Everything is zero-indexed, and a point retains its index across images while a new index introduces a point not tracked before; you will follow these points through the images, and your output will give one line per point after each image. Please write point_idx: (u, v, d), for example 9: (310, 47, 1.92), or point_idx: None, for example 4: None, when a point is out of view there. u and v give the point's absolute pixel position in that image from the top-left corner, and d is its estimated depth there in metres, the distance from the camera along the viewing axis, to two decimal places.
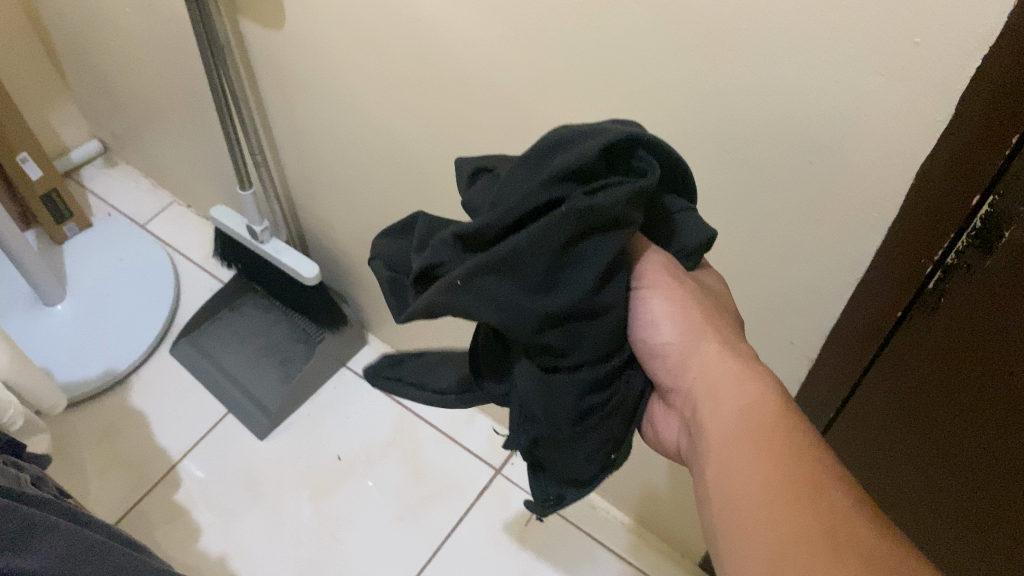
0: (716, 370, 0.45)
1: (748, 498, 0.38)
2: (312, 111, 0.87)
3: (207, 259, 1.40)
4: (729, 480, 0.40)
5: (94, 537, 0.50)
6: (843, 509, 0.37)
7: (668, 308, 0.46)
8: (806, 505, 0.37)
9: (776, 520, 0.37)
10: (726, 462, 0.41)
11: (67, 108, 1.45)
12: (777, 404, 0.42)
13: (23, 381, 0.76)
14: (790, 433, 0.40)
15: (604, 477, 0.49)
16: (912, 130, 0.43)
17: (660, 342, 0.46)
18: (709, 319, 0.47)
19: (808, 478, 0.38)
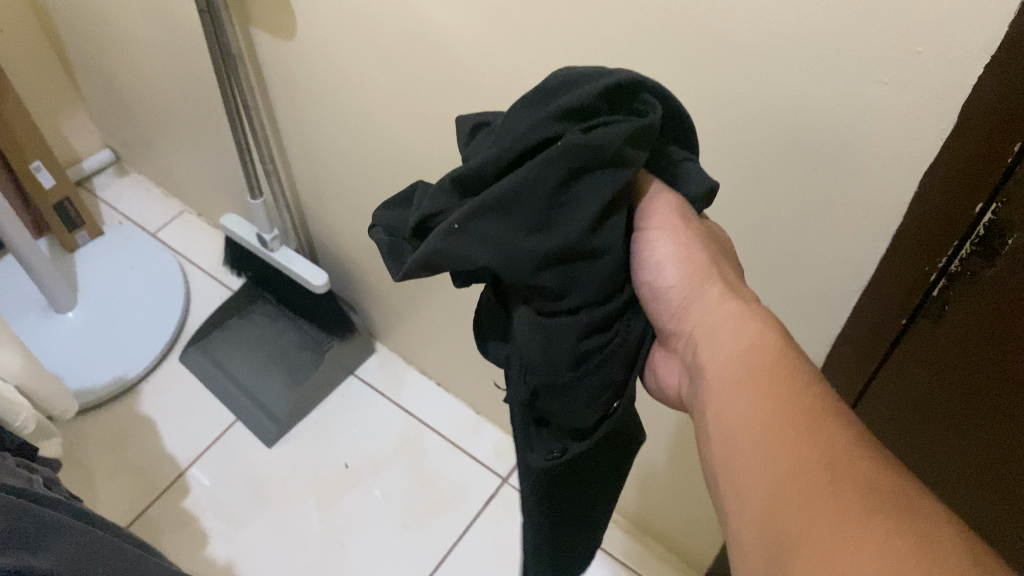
0: (715, 313, 0.43)
1: (748, 443, 0.38)
2: (322, 119, 0.88)
3: (217, 267, 1.41)
4: (729, 427, 0.39)
5: (102, 541, 0.50)
6: (842, 446, 0.36)
7: (672, 249, 0.44)
8: (804, 445, 0.36)
9: (776, 464, 0.36)
10: (729, 409, 0.40)
11: (80, 117, 1.46)
12: (777, 346, 0.41)
13: (36, 386, 0.77)
14: (789, 372, 0.39)
15: (607, 427, 0.46)
16: (915, 137, 0.44)
17: (662, 285, 0.44)
18: (708, 263, 0.45)
19: (809, 419, 0.37)
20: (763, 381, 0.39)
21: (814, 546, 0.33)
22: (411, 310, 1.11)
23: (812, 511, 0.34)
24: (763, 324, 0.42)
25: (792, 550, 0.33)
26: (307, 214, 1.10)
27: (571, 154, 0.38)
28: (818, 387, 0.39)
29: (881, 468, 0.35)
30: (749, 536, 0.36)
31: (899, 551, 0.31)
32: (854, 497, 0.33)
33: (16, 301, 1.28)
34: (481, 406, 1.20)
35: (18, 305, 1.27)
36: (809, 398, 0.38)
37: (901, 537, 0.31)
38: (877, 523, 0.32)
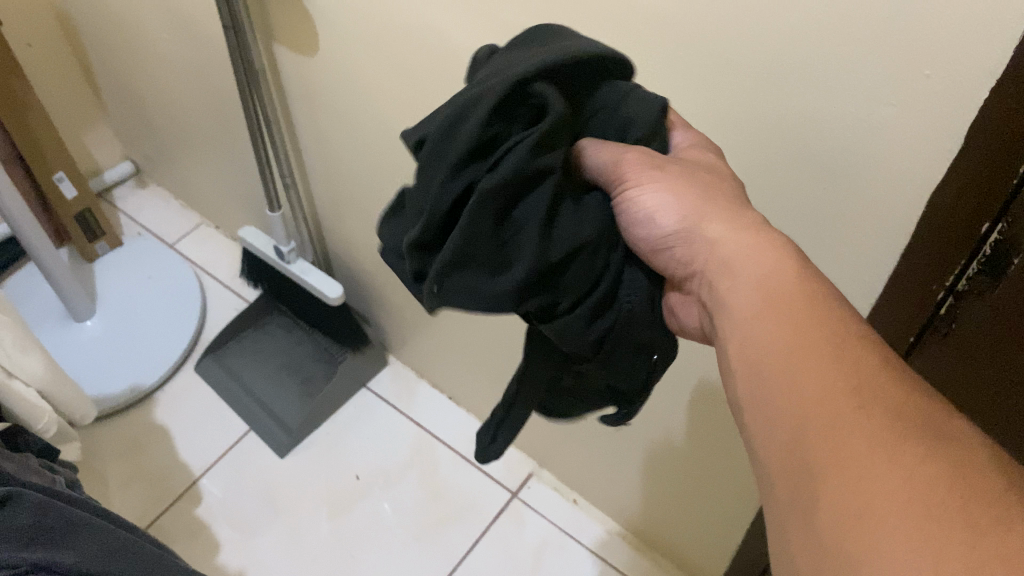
0: (723, 251, 0.42)
1: (771, 371, 0.37)
2: (341, 133, 0.90)
3: (234, 279, 1.43)
4: (748, 358, 0.38)
5: (125, 539, 0.52)
6: (866, 369, 0.35)
7: (664, 197, 0.43)
8: (830, 369, 0.35)
9: (801, 389, 0.35)
10: (746, 354, 0.39)
11: (102, 129, 1.49)
12: (784, 279, 0.39)
13: (59, 391, 0.79)
14: (805, 301, 0.38)
15: (655, 376, 0.50)
16: (923, 159, 0.45)
17: (659, 233, 0.43)
18: (704, 192, 0.44)
19: (824, 346, 0.36)
20: (780, 314, 0.38)
21: (843, 471, 0.32)
22: (425, 323, 1.12)
23: (840, 434, 0.33)
24: (766, 258, 0.41)
25: (820, 473, 0.33)
26: (323, 227, 1.12)
27: (496, 194, 0.39)
28: (826, 312, 0.38)
29: (908, 394, 0.34)
30: (775, 465, 0.35)
31: (931, 479, 0.31)
32: (883, 421, 0.33)
33: (35, 308, 1.30)
34: None
35: (37, 312, 1.29)
36: (827, 324, 0.37)
37: (931, 463, 0.31)
38: (909, 448, 0.32)
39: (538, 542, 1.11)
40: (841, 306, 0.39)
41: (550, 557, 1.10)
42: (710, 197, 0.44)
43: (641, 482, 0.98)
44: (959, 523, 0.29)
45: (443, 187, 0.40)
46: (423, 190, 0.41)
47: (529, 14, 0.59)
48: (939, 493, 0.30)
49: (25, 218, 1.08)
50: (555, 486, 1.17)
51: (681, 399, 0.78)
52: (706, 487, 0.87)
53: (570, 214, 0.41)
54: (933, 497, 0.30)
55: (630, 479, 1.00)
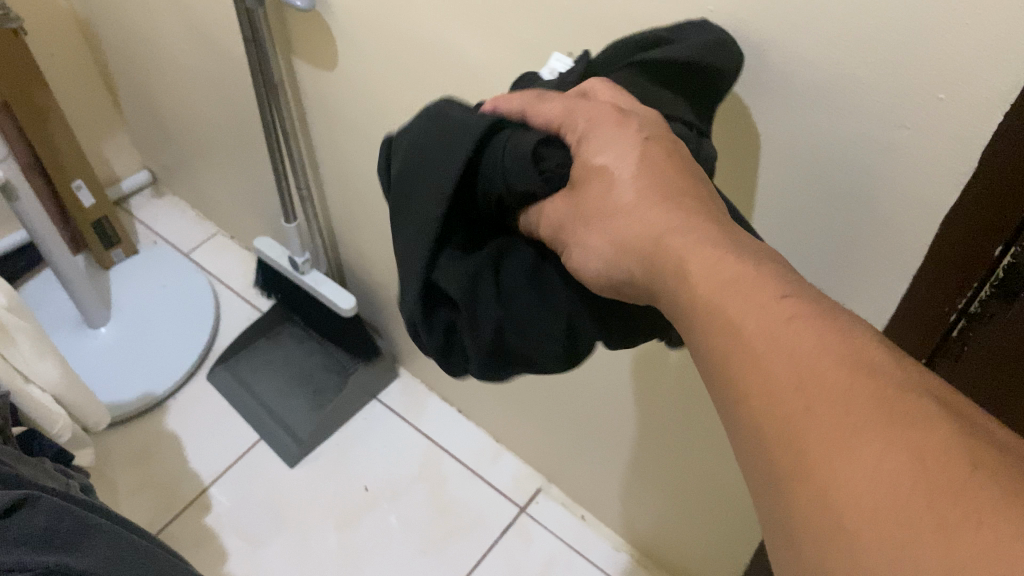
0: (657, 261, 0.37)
1: (722, 388, 0.32)
2: (356, 145, 0.90)
3: (247, 289, 1.44)
4: (707, 354, 0.33)
5: (137, 544, 0.52)
6: (801, 363, 0.29)
7: (591, 239, 0.39)
8: (784, 364, 0.29)
9: (752, 404, 0.30)
10: (702, 362, 0.33)
11: (121, 139, 1.51)
12: (704, 295, 0.33)
13: (72, 397, 0.80)
14: (732, 308, 0.32)
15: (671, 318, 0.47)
16: (937, 182, 0.45)
17: (604, 263, 0.39)
18: (616, 205, 0.38)
19: (754, 368, 0.30)
20: (714, 333, 0.32)
21: (809, 482, 0.27)
22: None
23: (805, 433, 0.28)
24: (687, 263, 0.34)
25: (789, 485, 0.28)
26: (337, 238, 1.13)
27: (486, 365, 0.45)
28: (755, 311, 0.31)
29: (861, 368, 0.28)
30: (747, 453, 0.31)
31: (897, 477, 0.25)
32: (835, 417, 0.27)
33: (51, 315, 1.31)
34: (501, 434, 1.20)
35: (53, 318, 1.30)
36: (765, 313, 0.31)
37: (892, 456, 0.26)
38: (866, 439, 0.26)
39: (546, 557, 1.11)
40: (771, 280, 0.32)
41: (557, 572, 1.10)
42: (614, 205, 0.38)
43: (648, 498, 0.98)
44: (934, 525, 0.24)
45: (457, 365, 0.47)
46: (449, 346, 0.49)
47: (546, 31, 0.60)
48: (911, 492, 0.25)
49: (43, 225, 1.09)
50: (562, 500, 1.17)
51: (691, 416, 0.78)
52: (714, 505, 0.86)
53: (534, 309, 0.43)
54: (904, 500, 0.25)
55: (638, 496, 1.00)
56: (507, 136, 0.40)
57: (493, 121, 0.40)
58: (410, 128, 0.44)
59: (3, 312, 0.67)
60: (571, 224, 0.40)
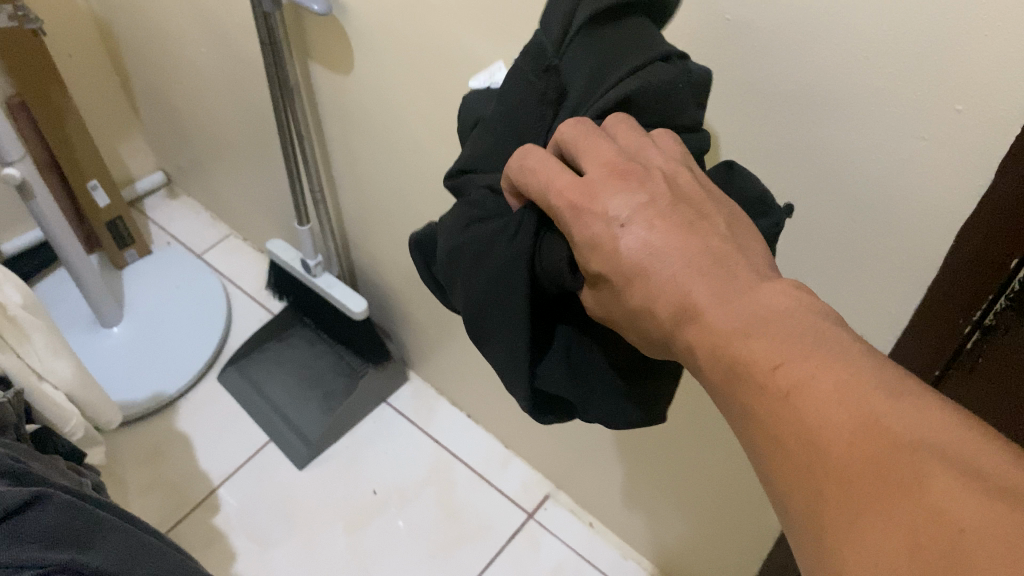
0: (689, 349, 0.35)
1: (757, 462, 0.33)
2: (371, 150, 0.91)
3: (260, 291, 1.44)
4: (739, 425, 0.33)
5: (151, 544, 0.53)
6: (802, 443, 0.30)
7: (627, 319, 0.38)
8: (796, 445, 0.30)
9: (779, 484, 0.31)
10: (744, 439, 0.33)
11: (137, 140, 1.52)
12: (716, 373, 0.34)
13: (85, 396, 0.80)
14: (741, 392, 0.33)
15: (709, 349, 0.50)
16: (955, 195, 0.45)
17: (643, 332, 0.38)
18: (630, 274, 0.36)
19: (771, 449, 0.31)
20: (737, 404, 0.33)
21: (829, 562, 0.28)
22: (447, 340, 1.12)
23: (826, 508, 0.28)
24: (696, 334, 0.35)
25: (818, 562, 0.29)
26: (350, 241, 1.13)
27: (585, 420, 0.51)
28: (757, 392, 0.32)
29: (859, 435, 0.28)
30: (781, 511, 0.31)
31: (894, 555, 0.26)
32: (842, 495, 0.28)
33: (64, 314, 1.32)
34: (510, 440, 1.20)
35: (66, 318, 1.31)
36: (767, 388, 0.31)
37: (889, 533, 0.26)
38: (868, 516, 0.27)
39: (553, 565, 1.11)
40: (775, 337, 0.32)
41: None
42: (625, 297, 0.38)
43: (658, 508, 0.98)
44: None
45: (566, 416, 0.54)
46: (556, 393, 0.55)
47: None
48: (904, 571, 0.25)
49: (59, 224, 1.10)
50: (571, 507, 1.17)
51: (702, 425, 0.77)
52: (727, 517, 0.86)
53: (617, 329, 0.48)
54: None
55: (649, 505, 0.99)
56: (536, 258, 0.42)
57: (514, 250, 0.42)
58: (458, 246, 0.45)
59: (19, 309, 0.68)
60: (609, 308, 0.39)
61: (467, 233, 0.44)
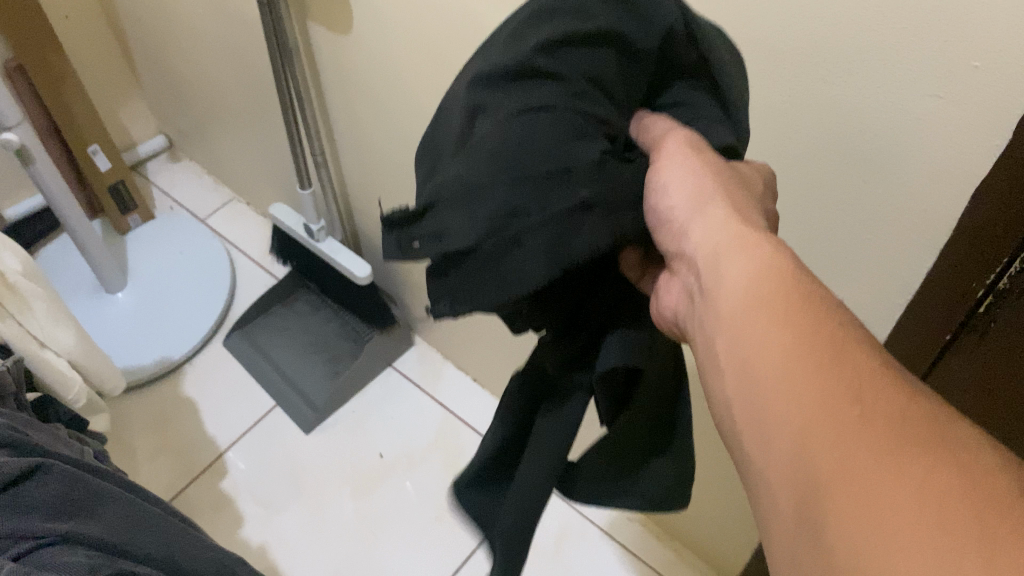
0: (771, 259, 0.34)
1: (747, 407, 0.32)
2: (372, 113, 0.89)
3: (264, 256, 1.43)
4: (771, 341, 0.32)
5: (152, 513, 0.52)
6: (863, 391, 0.29)
7: (707, 207, 0.37)
8: (846, 387, 0.30)
9: (782, 425, 0.30)
10: (766, 347, 0.32)
11: (137, 104, 1.50)
12: (746, 307, 0.33)
13: (88, 364, 0.80)
14: (790, 307, 0.32)
15: (521, 281, 0.37)
16: (971, 156, 0.44)
17: (693, 219, 0.37)
18: (753, 214, 0.38)
19: (812, 379, 0.30)
20: (768, 339, 0.32)
21: (841, 510, 0.27)
22: None
23: (860, 452, 0.28)
24: (770, 275, 0.34)
25: (820, 506, 0.28)
26: (353, 205, 1.12)
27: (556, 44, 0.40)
28: (841, 333, 0.32)
29: (908, 407, 0.29)
30: (774, 458, 0.30)
31: (937, 509, 0.26)
32: (881, 439, 0.28)
33: (68, 280, 1.32)
34: None
35: (70, 284, 1.31)
36: (832, 337, 0.31)
37: (933, 493, 0.26)
38: (902, 473, 0.27)
39: (558, 531, 1.11)
40: (840, 312, 0.33)
41: (569, 543, 1.09)
42: (735, 208, 0.38)
43: None
44: (963, 546, 0.25)
45: (524, 33, 0.41)
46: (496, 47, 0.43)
47: None
48: (946, 527, 0.25)
49: (60, 190, 1.09)
50: None
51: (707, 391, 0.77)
52: (732, 485, 0.85)
53: (559, 148, 0.37)
54: (943, 509, 0.26)
55: None
56: (724, 118, 0.42)
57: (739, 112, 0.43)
58: None
59: (18, 277, 0.68)
60: (697, 185, 0.38)
61: None
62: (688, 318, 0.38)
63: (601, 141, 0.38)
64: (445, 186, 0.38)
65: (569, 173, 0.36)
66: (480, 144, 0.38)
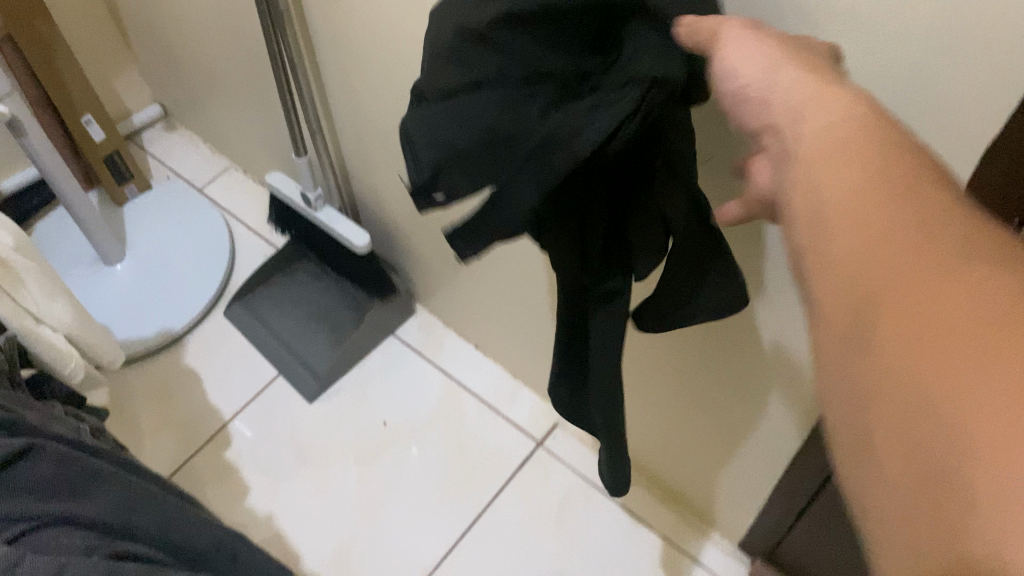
0: (839, 124, 0.35)
1: (822, 264, 0.33)
2: (366, 78, 0.87)
3: (263, 225, 1.42)
4: (844, 205, 0.33)
5: (151, 491, 0.52)
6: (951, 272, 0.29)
7: (782, 81, 0.38)
8: (931, 265, 0.30)
9: (861, 282, 0.31)
10: (840, 218, 0.33)
11: (131, 73, 1.48)
12: (825, 182, 0.34)
13: (85, 338, 0.79)
14: (870, 163, 0.34)
15: (509, 220, 0.48)
16: (986, 108, 0.41)
17: (762, 97, 0.39)
18: (831, 77, 0.38)
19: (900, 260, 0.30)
20: (849, 214, 0.33)
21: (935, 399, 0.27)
22: (452, 273, 1.10)
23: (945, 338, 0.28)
24: (845, 146, 0.35)
25: (877, 314, 0.30)
26: (350, 173, 1.10)
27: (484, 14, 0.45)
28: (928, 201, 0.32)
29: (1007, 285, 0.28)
30: (863, 348, 0.31)
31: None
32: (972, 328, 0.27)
33: (66, 253, 1.31)
34: (519, 370, 1.19)
35: (67, 257, 1.30)
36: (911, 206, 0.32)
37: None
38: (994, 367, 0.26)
39: (563, 495, 1.10)
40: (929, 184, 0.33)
41: (574, 508, 1.09)
42: (813, 76, 0.38)
43: (669, 439, 0.96)
44: None
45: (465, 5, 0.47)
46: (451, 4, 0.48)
47: None
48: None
49: (54, 162, 1.08)
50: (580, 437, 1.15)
51: (710, 357, 0.76)
52: (737, 450, 0.85)
53: (502, 118, 0.46)
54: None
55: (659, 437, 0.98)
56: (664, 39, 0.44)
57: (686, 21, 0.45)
58: None
59: (10, 252, 0.67)
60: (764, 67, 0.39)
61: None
62: (775, 189, 0.39)
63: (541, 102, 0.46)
64: (429, 160, 0.48)
65: (516, 139, 0.46)
66: (444, 122, 0.47)
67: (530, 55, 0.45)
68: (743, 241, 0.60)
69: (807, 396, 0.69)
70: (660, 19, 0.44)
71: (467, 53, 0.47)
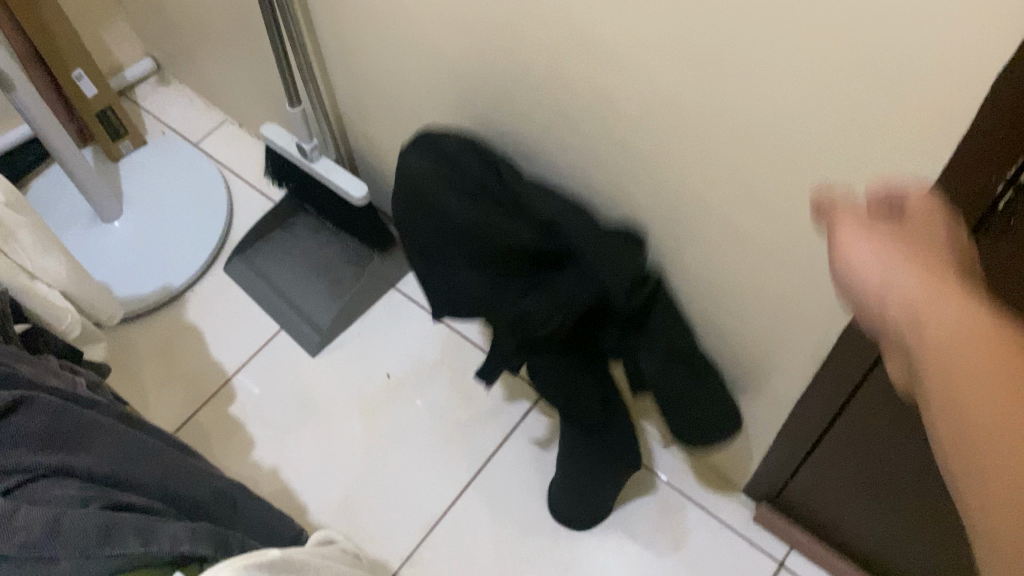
0: (949, 323, 0.34)
1: (959, 470, 0.32)
2: (357, 23, 0.85)
3: (260, 179, 1.40)
4: (965, 420, 0.32)
5: (148, 440, 0.52)
6: None
7: (891, 272, 0.38)
8: None
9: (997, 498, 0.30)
10: (962, 423, 0.32)
11: (121, 26, 1.45)
12: (947, 387, 0.33)
13: (81, 293, 0.79)
14: (994, 352, 0.32)
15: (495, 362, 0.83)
16: (994, 41, 0.38)
17: (879, 283, 0.38)
18: (934, 262, 0.37)
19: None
20: (977, 420, 0.32)
21: None
22: None
23: None
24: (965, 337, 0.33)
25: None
26: (346, 122, 1.08)
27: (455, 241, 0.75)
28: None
29: None
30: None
31: None
32: None
33: (63, 211, 1.30)
34: None
35: (64, 215, 1.29)
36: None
37: None
38: None
39: None
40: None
41: None
42: (920, 270, 0.37)
43: None
44: None
45: (434, 231, 0.76)
46: (416, 209, 0.77)
47: None
48: None
49: (47, 118, 1.06)
50: None
51: (712, 305, 0.74)
52: (740, 396, 0.84)
53: (473, 302, 0.77)
54: None
55: None
56: (591, 278, 0.69)
57: (613, 241, 0.69)
58: (589, 223, 0.70)
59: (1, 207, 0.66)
60: (876, 268, 0.38)
61: (599, 234, 0.69)
62: (909, 382, 0.39)
63: (503, 290, 0.74)
64: (439, 304, 0.81)
65: (489, 309, 0.76)
66: (444, 296, 0.80)
67: (489, 249, 0.73)
68: (744, 181, 0.59)
69: (811, 342, 0.67)
70: (576, 260, 0.71)
71: (456, 262, 0.76)
